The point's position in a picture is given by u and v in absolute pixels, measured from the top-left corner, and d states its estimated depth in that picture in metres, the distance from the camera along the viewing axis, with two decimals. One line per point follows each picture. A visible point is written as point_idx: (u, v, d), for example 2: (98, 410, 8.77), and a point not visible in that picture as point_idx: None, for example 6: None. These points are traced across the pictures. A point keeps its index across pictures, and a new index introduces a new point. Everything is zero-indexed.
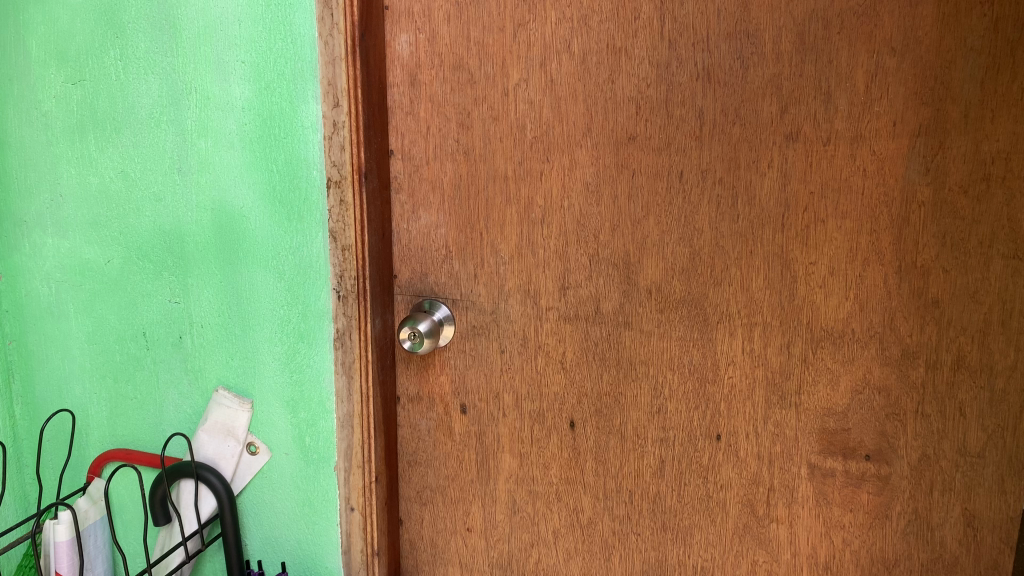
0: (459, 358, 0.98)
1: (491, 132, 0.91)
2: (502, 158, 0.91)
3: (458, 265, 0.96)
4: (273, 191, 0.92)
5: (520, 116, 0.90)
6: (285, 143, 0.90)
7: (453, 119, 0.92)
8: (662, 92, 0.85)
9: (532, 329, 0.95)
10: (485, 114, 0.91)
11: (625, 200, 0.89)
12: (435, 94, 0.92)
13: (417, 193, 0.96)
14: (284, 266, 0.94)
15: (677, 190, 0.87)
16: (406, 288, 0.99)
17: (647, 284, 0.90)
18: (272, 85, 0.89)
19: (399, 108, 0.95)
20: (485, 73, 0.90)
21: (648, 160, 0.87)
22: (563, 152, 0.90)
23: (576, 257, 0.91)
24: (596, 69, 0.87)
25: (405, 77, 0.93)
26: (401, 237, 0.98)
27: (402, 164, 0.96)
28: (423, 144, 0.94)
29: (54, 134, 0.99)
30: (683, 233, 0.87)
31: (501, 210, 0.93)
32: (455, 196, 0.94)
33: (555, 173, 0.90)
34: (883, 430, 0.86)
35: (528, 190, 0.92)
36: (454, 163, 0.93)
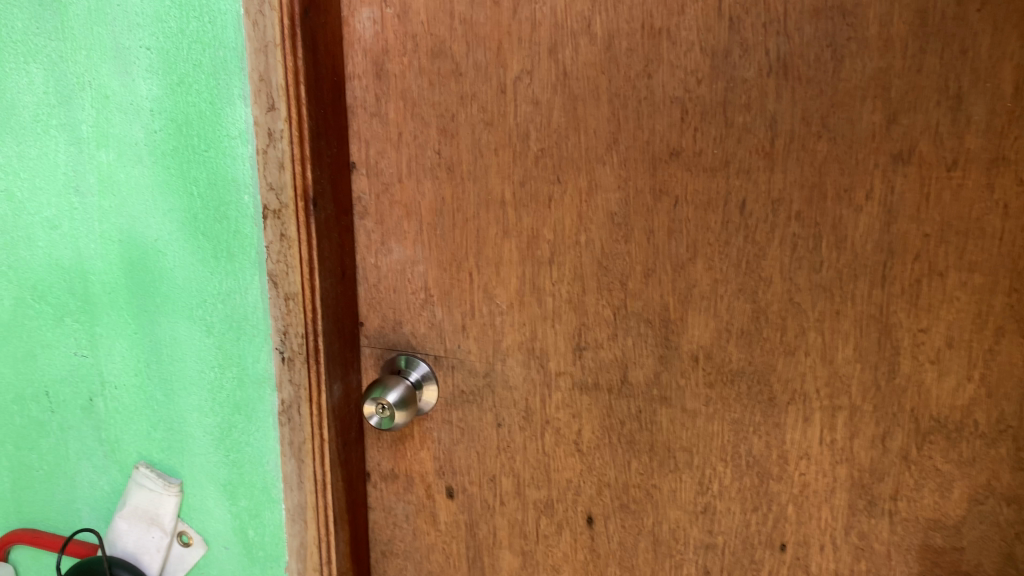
0: (444, 430, 0.76)
1: (483, 141, 0.68)
2: (498, 177, 0.68)
3: (441, 314, 0.73)
4: (194, 220, 0.69)
5: (523, 121, 0.66)
6: (206, 159, 0.68)
7: (433, 124, 0.69)
8: (718, 91, 0.61)
9: (537, 399, 0.72)
10: (475, 118, 0.68)
11: (663, 237, 0.65)
12: (408, 90, 0.69)
13: (387, 219, 0.73)
14: (213, 318, 0.71)
15: (737, 226, 0.63)
16: (375, 340, 0.77)
17: (692, 348, 0.67)
18: (187, 80, 0.66)
19: (361, 108, 0.71)
20: (475, 62, 0.66)
21: (696, 185, 0.63)
22: (581, 170, 0.66)
23: (596, 309, 0.69)
24: (626, 57, 0.63)
25: (367, 66, 0.70)
26: (367, 275, 0.75)
27: (367, 181, 0.73)
28: (393, 155, 0.71)
29: None
30: (743, 284, 0.64)
31: (497, 245, 0.70)
32: (436, 225, 0.71)
33: (569, 198, 0.67)
34: (1011, 555, 0.62)
35: (532, 220, 0.68)
36: (435, 181, 0.70)
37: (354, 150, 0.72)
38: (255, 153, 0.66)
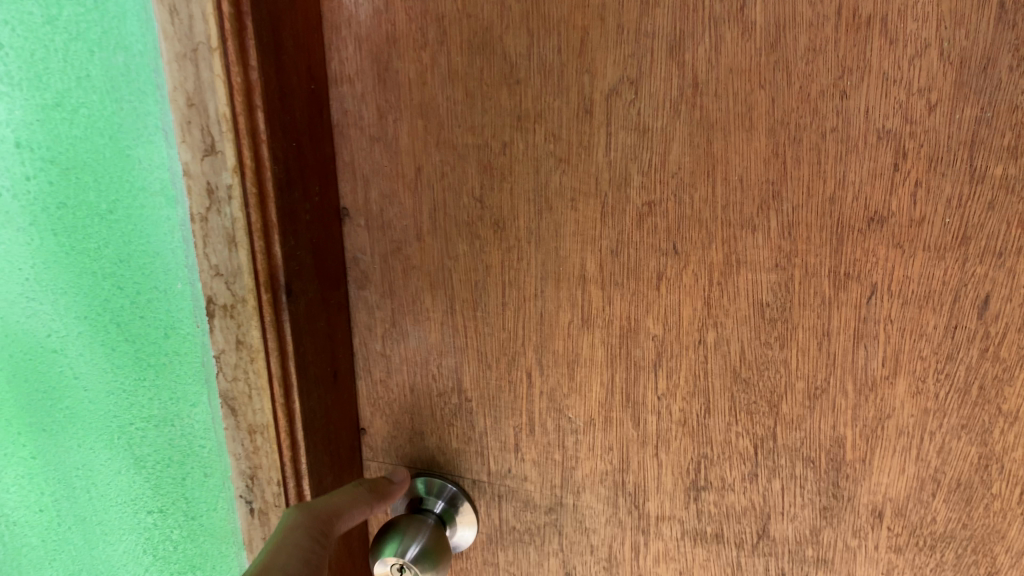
0: (487, 572, 0.55)
1: (552, 186, 0.43)
2: (575, 241, 0.43)
3: (483, 426, 0.50)
4: (100, 313, 0.45)
5: (619, 158, 0.41)
6: (110, 224, 0.42)
7: (470, 157, 0.43)
8: (963, 125, 0.36)
9: (625, 547, 0.50)
10: (539, 151, 0.42)
11: (844, 343, 0.41)
12: (430, 103, 0.43)
13: (399, 292, 0.48)
14: (144, 449, 0.48)
15: (969, 335, 0.39)
16: (385, 453, 0.53)
17: (873, 501, 0.44)
18: (67, 102, 0.40)
19: (355, 126, 0.45)
20: (541, 62, 0.41)
21: (908, 270, 0.39)
22: (713, 238, 0.41)
23: (724, 436, 0.45)
24: (804, 63, 0.37)
25: (363, 63, 0.43)
26: (371, 368, 0.51)
27: (367, 236, 0.47)
28: (408, 200, 0.46)
29: None
30: (969, 421, 0.41)
31: (571, 339, 0.46)
32: (474, 304, 0.47)
33: (690, 278, 0.43)
34: None
35: (628, 306, 0.44)
36: (474, 244, 0.45)
37: (344, 189, 0.47)
38: (188, 220, 0.41)
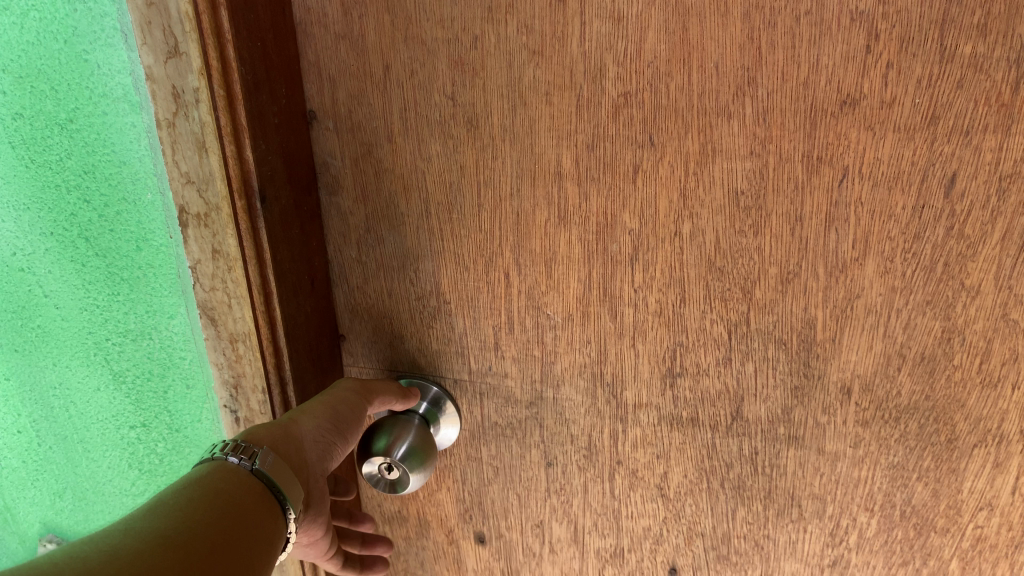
0: (470, 468, 0.57)
1: (526, 81, 0.42)
2: (550, 136, 0.43)
3: (462, 327, 0.50)
4: (68, 229, 0.44)
5: (593, 48, 0.41)
6: (71, 134, 0.41)
7: (440, 53, 0.42)
8: (935, 4, 0.37)
9: (604, 437, 0.52)
10: (512, 44, 0.41)
11: (816, 227, 0.43)
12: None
13: (373, 196, 0.48)
14: (121, 364, 0.48)
15: (935, 214, 0.41)
16: (365, 358, 0.54)
17: (842, 379, 0.46)
18: (15, 5, 0.38)
19: (319, 24, 0.43)
20: None
21: (879, 152, 0.40)
22: (689, 128, 0.42)
23: (700, 324, 0.47)
24: None
25: None
26: (347, 274, 0.51)
27: (337, 139, 0.46)
28: (378, 101, 0.45)
29: None
30: (934, 296, 0.43)
31: (548, 235, 0.46)
32: (450, 206, 0.47)
33: (667, 169, 0.43)
34: None
35: (605, 200, 0.44)
36: (447, 144, 0.45)
37: (311, 91, 0.46)
38: (154, 126, 0.39)
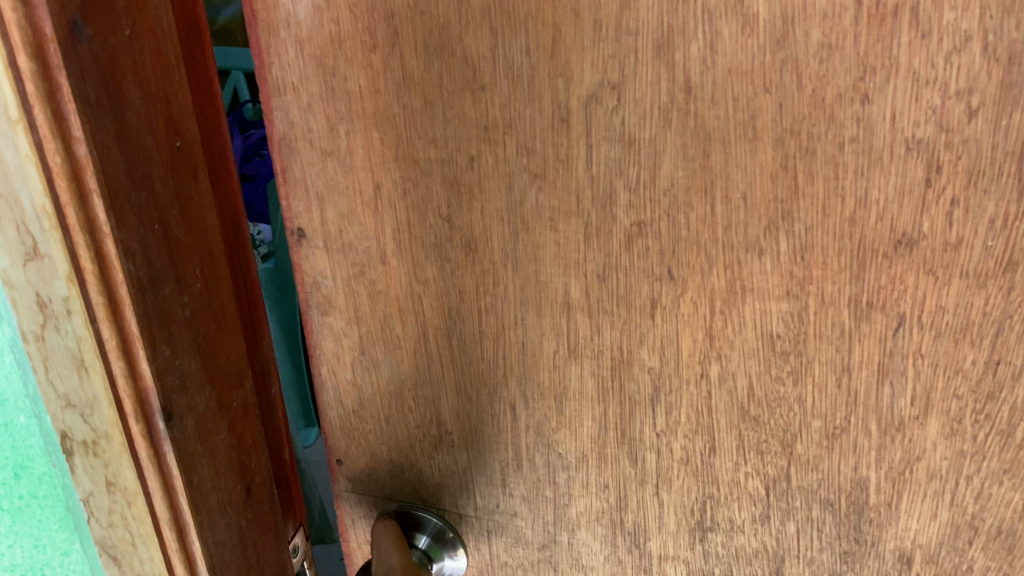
0: None
1: (528, 206, 0.37)
2: (556, 265, 0.38)
3: (466, 461, 0.45)
4: None
5: (602, 173, 0.35)
6: None
7: (433, 173, 0.38)
8: (1011, 133, 0.30)
9: None
10: (511, 166, 0.36)
11: (867, 378, 0.36)
12: (385, 113, 0.37)
13: (366, 319, 0.43)
14: None
15: (1015, 374, 0.34)
16: (364, 485, 0.49)
17: (901, 547, 0.39)
18: None
19: (304, 140, 0.39)
20: (508, 65, 0.35)
21: (944, 299, 0.33)
22: (714, 263, 0.36)
23: (734, 475, 0.40)
24: (817, 63, 0.31)
25: (306, 69, 0.37)
26: (342, 398, 0.46)
27: (326, 258, 0.42)
28: (369, 221, 0.40)
29: None
30: (1012, 465, 0.35)
31: (557, 370, 0.41)
32: (449, 333, 0.42)
33: (690, 305, 0.37)
34: None
35: (620, 335, 0.39)
36: (443, 269, 0.40)
37: (297, 208, 0.41)
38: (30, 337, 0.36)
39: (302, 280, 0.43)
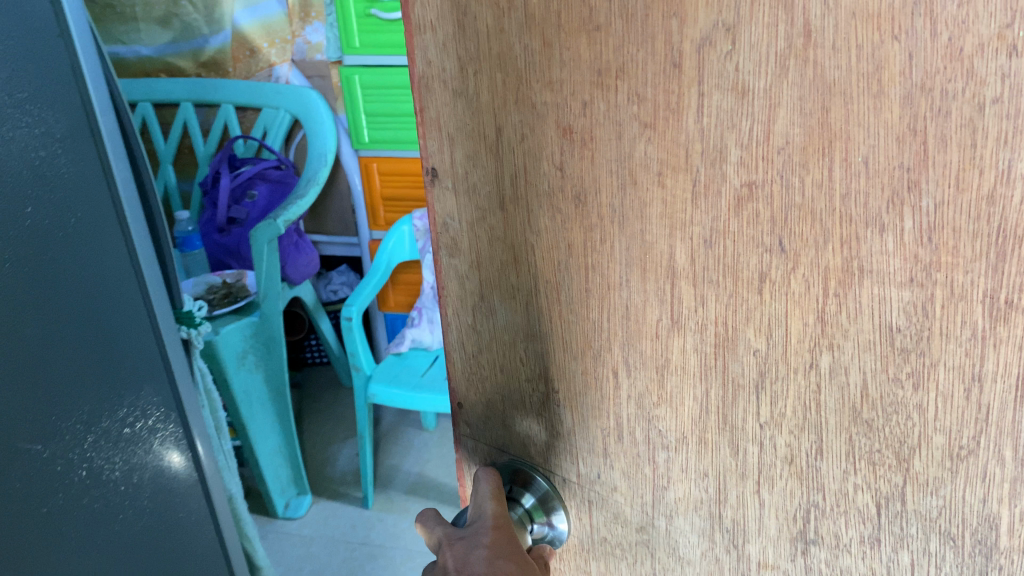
0: None
1: (637, 157, 0.35)
2: (661, 225, 0.36)
3: (572, 423, 0.44)
4: None
5: (713, 126, 0.33)
6: None
7: (549, 117, 0.37)
8: None
9: None
10: (621, 113, 0.35)
11: (1002, 394, 0.30)
12: (508, 53, 0.37)
13: (487, 264, 0.43)
14: None
15: None
16: (480, 431, 0.49)
17: None
18: None
19: (438, 80, 0.40)
20: (623, 4, 0.33)
21: None
22: (830, 237, 0.32)
23: (842, 486, 0.36)
24: (956, 6, 0.26)
25: (443, 8, 0.38)
26: (464, 341, 0.47)
27: (454, 200, 0.43)
28: (492, 164, 0.40)
29: None
30: None
31: (660, 338, 0.38)
32: (559, 286, 0.41)
33: (801, 283, 0.33)
34: None
35: (724, 309, 0.36)
36: (555, 218, 0.39)
37: (431, 149, 0.43)
38: None
39: (434, 222, 0.45)
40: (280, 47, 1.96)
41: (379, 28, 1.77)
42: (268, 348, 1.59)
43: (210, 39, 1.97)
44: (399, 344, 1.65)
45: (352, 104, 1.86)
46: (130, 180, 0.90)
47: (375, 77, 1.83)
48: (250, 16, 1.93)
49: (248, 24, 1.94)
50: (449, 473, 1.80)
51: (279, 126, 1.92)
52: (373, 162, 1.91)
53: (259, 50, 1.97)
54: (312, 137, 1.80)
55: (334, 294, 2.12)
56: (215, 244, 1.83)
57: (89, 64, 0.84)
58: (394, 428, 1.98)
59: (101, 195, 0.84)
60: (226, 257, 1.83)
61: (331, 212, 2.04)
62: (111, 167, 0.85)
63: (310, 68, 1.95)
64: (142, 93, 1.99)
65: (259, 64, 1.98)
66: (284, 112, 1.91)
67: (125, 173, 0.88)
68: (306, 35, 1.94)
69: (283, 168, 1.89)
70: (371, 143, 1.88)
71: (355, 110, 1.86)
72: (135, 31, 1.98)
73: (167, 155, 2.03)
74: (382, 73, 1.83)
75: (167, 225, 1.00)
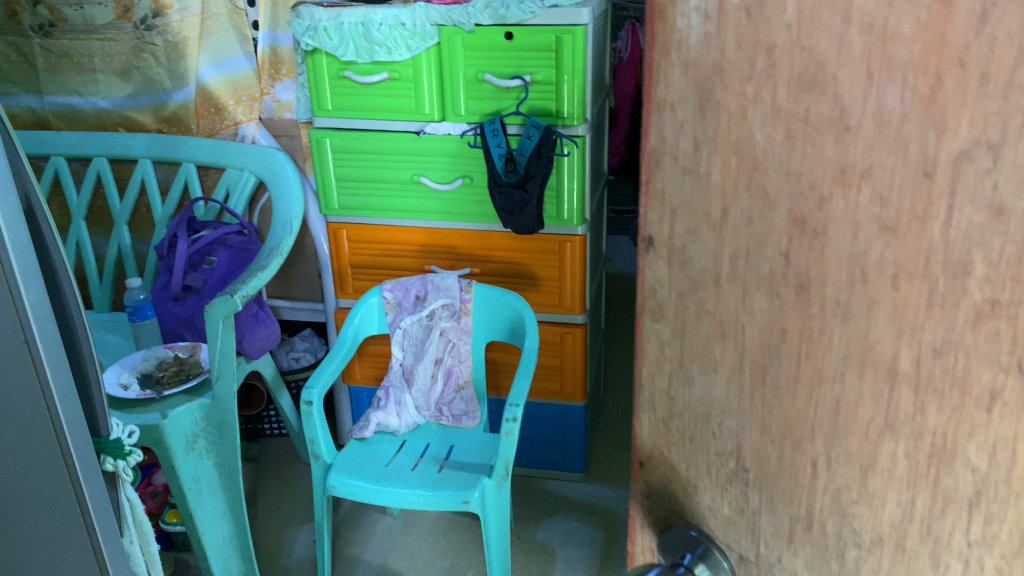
0: None
1: (878, 255, 0.35)
2: (889, 326, 0.35)
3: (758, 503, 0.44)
4: None
5: (960, 240, 0.32)
6: None
7: (781, 204, 0.37)
8: None
9: None
10: (861, 213, 0.35)
11: None
12: (747, 140, 0.38)
13: (691, 334, 0.44)
14: None
15: None
16: (657, 491, 0.50)
17: None
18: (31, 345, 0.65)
19: (670, 155, 0.41)
20: (879, 107, 0.33)
21: None
22: None
23: None
24: None
25: (687, 89, 0.39)
26: (653, 404, 0.48)
27: (667, 269, 0.44)
28: (712, 241, 0.41)
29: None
30: None
31: (870, 437, 0.38)
32: (765, 368, 0.41)
33: None
34: None
35: (946, 420, 0.35)
36: (774, 299, 0.39)
37: (650, 218, 0.43)
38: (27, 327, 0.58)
39: (641, 286, 0.45)
40: (247, 105, 1.93)
41: (354, 92, 1.71)
42: (220, 431, 1.59)
43: (173, 94, 1.90)
44: (363, 428, 1.62)
45: (322, 168, 1.79)
46: (49, 298, 0.58)
47: (345, 142, 1.75)
48: (216, 72, 1.89)
49: (214, 78, 1.89)
50: (413, 565, 1.65)
51: (241, 189, 1.85)
52: (343, 229, 1.85)
53: (225, 108, 1.92)
54: (276, 201, 1.74)
55: (294, 361, 2.12)
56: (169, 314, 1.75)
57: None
58: (355, 511, 1.81)
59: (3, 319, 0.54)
60: (179, 327, 1.75)
61: (296, 277, 2.09)
62: (17, 284, 0.54)
63: (280, 128, 1.95)
64: (98, 148, 1.90)
65: (224, 122, 1.93)
66: (248, 172, 1.83)
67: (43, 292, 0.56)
68: (274, 92, 1.93)
69: (246, 233, 1.83)
70: (340, 211, 1.82)
71: (326, 176, 1.79)
72: (93, 83, 1.93)
73: (121, 214, 1.91)
74: (353, 137, 1.74)
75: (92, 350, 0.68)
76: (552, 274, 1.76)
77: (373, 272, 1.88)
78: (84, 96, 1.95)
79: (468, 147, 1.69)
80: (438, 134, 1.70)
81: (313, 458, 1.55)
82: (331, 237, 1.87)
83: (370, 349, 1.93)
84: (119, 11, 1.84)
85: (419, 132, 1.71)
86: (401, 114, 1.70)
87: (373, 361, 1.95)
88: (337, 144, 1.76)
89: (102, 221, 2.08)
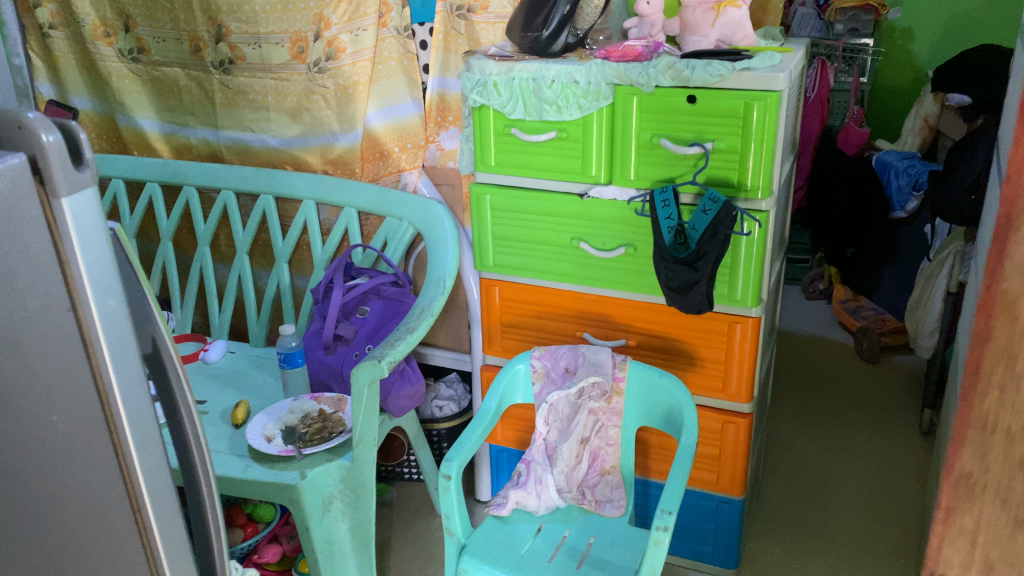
0: None
1: None
2: None
3: None
4: None
5: None
6: None
7: None
8: None
9: None
10: None
11: None
12: None
13: None
14: None
15: None
16: None
17: None
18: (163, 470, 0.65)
19: None
20: None
21: None
22: None
23: None
24: None
25: None
26: None
27: None
28: None
29: (114, 320, 0.53)
30: None
31: None
32: None
33: None
34: None
35: None
36: None
37: None
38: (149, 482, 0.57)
39: None
40: (411, 152, 1.89)
41: (519, 149, 1.62)
42: (356, 495, 1.54)
43: (339, 136, 1.88)
44: (500, 506, 1.53)
45: (480, 223, 1.72)
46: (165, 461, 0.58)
47: (506, 200, 1.67)
48: (383, 118, 1.86)
49: (380, 124, 1.86)
50: None
51: (399, 240, 1.78)
52: (495, 286, 1.78)
53: (390, 154, 1.89)
54: (432, 257, 1.67)
55: (438, 409, 2.04)
56: (319, 362, 1.73)
57: (109, 325, 0.52)
58: None
59: (115, 491, 0.55)
60: (327, 377, 1.73)
61: (444, 326, 2.03)
62: (129, 454, 0.55)
63: (442, 176, 1.92)
64: (264, 185, 1.90)
65: (388, 169, 1.90)
66: (407, 224, 1.77)
67: (158, 457, 0.57)
68: (439, 140, 1.90)
69: (400, 283, 1.77)
70: (495, 268, 1.75)
71: (483, 231, 1.72)
72: (265, 120, 1.94)
73: (281, 253, 1.91)
74: (514, 196, 1.66)
75: (214, 496, 0.67)
76: (717, 356, 1.61)
77: (523, 333, 1.80)
78: (256, 132, 1.97)
79: (635, 215, 1.56)
80: (603, 198, 1.58)
81: (447, 534, 1.47)
82: (483, 293, 1.81)
83: (512, 411, 1.83)
84: (294, 52, 1.84)
85: (583, 194, 1.60)
86: (567, 174, 1.60)
87: (515, 424, 1.85)
88: (496, 201, 1.68)
89: (264, 254, 2.10)
